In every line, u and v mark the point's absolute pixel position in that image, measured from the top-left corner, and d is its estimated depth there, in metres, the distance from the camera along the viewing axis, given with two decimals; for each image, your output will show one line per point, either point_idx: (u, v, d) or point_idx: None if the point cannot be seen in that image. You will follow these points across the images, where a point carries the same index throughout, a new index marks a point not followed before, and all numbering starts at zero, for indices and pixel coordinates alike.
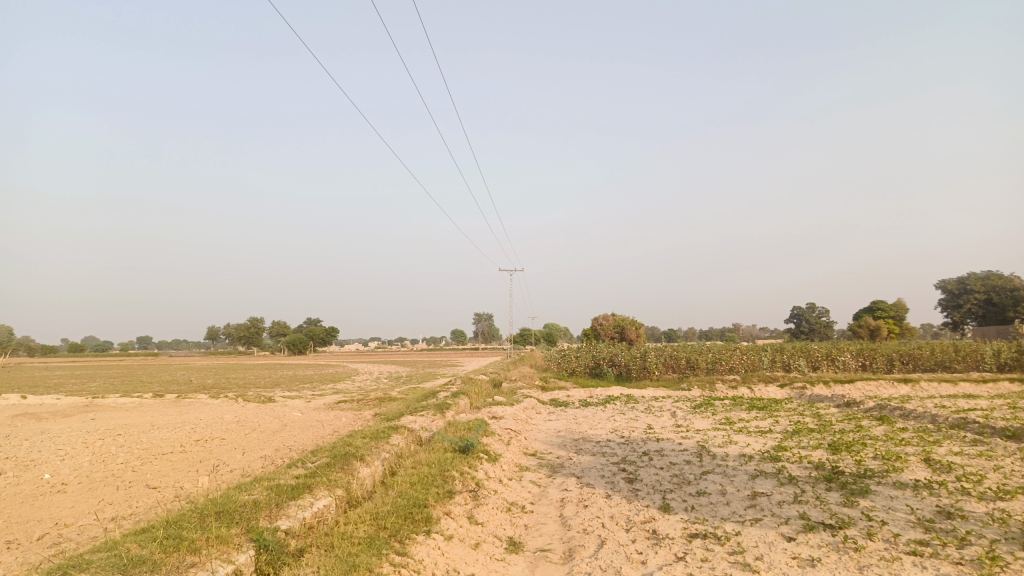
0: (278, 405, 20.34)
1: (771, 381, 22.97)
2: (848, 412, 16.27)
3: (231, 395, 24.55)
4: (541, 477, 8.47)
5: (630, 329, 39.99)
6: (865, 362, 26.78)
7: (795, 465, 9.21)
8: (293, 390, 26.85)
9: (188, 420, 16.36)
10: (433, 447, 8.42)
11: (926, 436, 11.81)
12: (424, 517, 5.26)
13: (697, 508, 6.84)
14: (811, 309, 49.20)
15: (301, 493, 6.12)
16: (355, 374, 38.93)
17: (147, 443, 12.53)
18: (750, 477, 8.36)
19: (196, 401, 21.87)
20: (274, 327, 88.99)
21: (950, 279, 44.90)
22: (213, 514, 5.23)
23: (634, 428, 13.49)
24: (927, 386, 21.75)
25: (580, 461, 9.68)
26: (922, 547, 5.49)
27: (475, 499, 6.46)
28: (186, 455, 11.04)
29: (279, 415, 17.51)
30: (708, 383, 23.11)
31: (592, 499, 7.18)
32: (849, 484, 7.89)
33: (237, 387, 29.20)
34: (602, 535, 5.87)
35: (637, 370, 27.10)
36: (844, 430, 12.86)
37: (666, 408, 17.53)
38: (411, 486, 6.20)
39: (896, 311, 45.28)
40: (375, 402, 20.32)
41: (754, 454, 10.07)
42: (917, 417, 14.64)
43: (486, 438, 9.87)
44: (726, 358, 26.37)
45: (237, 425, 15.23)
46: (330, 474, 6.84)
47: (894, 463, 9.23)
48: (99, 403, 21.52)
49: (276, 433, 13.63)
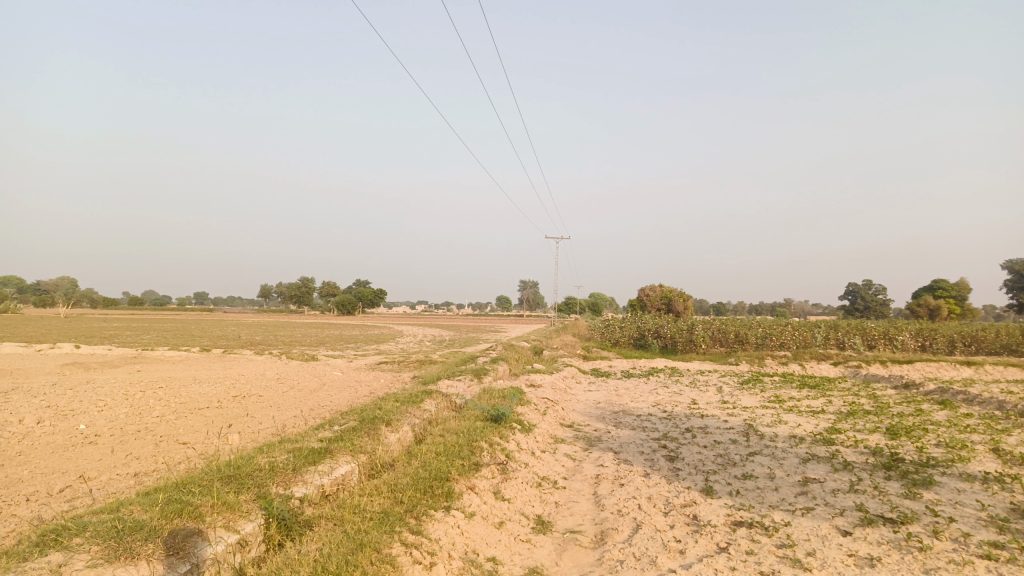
0: (320, 364, 20.44)
1: (824, 358, 22.12)
2: (906, 394, 15.45)
3: (275, 352, 24.83)
4: (576, 451, 8.08)
5: (677, 300, 39.12)
6: (925, 343, 25.55)
7: (850, 449, 8.60)
8: (337, 350, 27.08)
9: (229, 375, 16.49)
10: (465, 414, 8.08)
11: (994, 424, 11.00)
12: (445, 492, 4.90)
13: (742, 493, 6.36)
14: (867, 287, 47.51)
15: (322, 459, 5.84)
16: (400, 336, 39.13)
17: (185, 398, 12.57)
18: (800, 461, 7.81)
19: (240, 358, 22.16)
20: (324, 287, 90.51)
21: (1019, 259, 42.67)
22: (226, 477, 4.98)
23: (677, 402, 12.98)
24: (992, 370, 20.61)
25: (618, 436, 9.25)
26: (996, 550, 4.90)
27: (504, 472, 6.09)
28: (221, 411, 10.99)
29: (318, 374, 17.53)
30: (756, 359, 22.37)
31: (629, 478, 6.76)
32: (911, 473, 7.28)
33: (283, 344, 29.58)
34: (637, 518, 5.43)
35: (683, 343, 26.48)
36: (902, 414, 12.13)
37: (712, 383, 16.95)
38: (436, 457, 5.85)
39: (959, 291, 43.33)
40: (416, 365, 20.22)
41: (805, 436, 9.48)
42: (982, 402, 13.77)
43: (522, 407, 9.50)
44: (776, 334, 25.47)
45: (276, 382, 15.27)
46: (355, 440, 6.55)
47: (959, 453, 8.54)
48: (147, 355, 21.96)
49: (313, 392, 13.57)
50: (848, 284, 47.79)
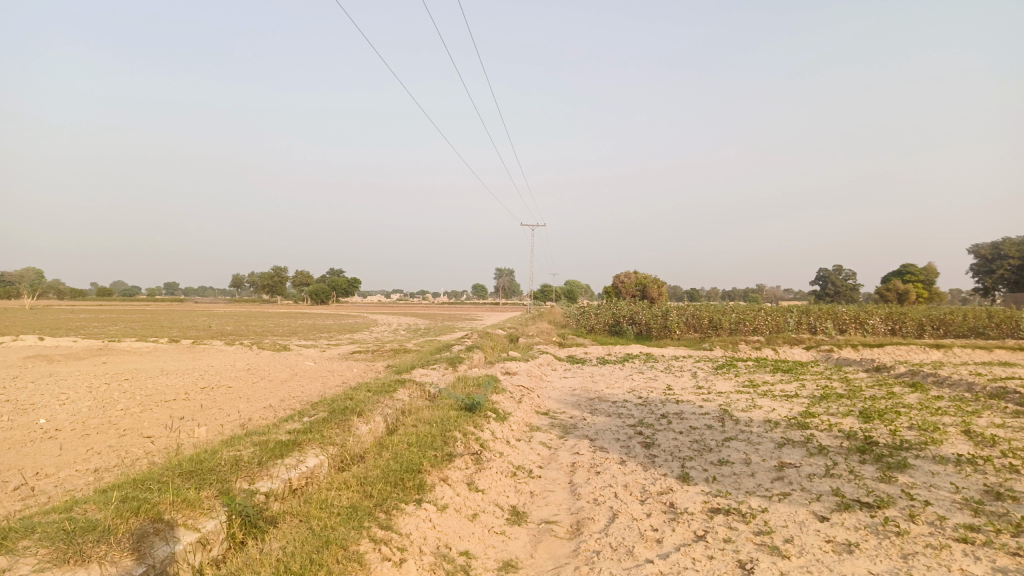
0: (292, 354, 20.14)
1: (796, 343, 22.30)
2: (878, 377, 15.62)
3: (246, 342, 24.44)
4: (552, 439, 7.97)
5: (652, 286, 39.25)
6: (895, 327, 25.90)
7: (825, 434, 8.60)
8: (310, 339, 26.75)
9: (198, 366, 16.16)
10: (438, 404, 7.93)
11: (964, 406, 11.12)
12: (417, 485, 4.75)
13: (719, 479, 6.29)
14: (837, 272, 48.13)
15: (289, 452, 5.66)
16: (373, 325, 38.80)
17: (152, 390, 12.24)
18: (776, 445, 7.78)
19: (210, 348, 21.75)
20: (297, 276, 89.53)
21: (984, 244, 43.47)
22: (187, 473, 4.78)
23: (653, 388, 12.95)
24: (960, 353, 20.94)
25: (594, 423, 9.16)
26: (973, 533, 4.88)
27: (478, 462, 5.96)
28: (188, 403, 10.71)
29: (290, 364, 17.25)
30: (730, 344, 22.51)
31: (604, 465, 6.67)
32: (885, 457, 7.28)
33: (254, 334, 29.12)
34: (614, 507, 5.34)
35: (658, 329, 26.58)
36: (875, 397, 12.21)
37: (687, 368, 16.96)
38: (408, 447, 5.70)
39: (926, 275, 44.03)
40: (390, 354, 20.01)
41: (780, 421, 9.47)
42: (952, 384, 13.95)
43: (497, 396, 9.36)
44: (749, 319, 25.65)
45: (246, 373, 14.99)
46: (325, 431, 6.37)
47: (932, 435, 8.59)
48: (114, 347, 21.45)
49: (284, 383, 13.31)
50: (819, 270, 48.33)
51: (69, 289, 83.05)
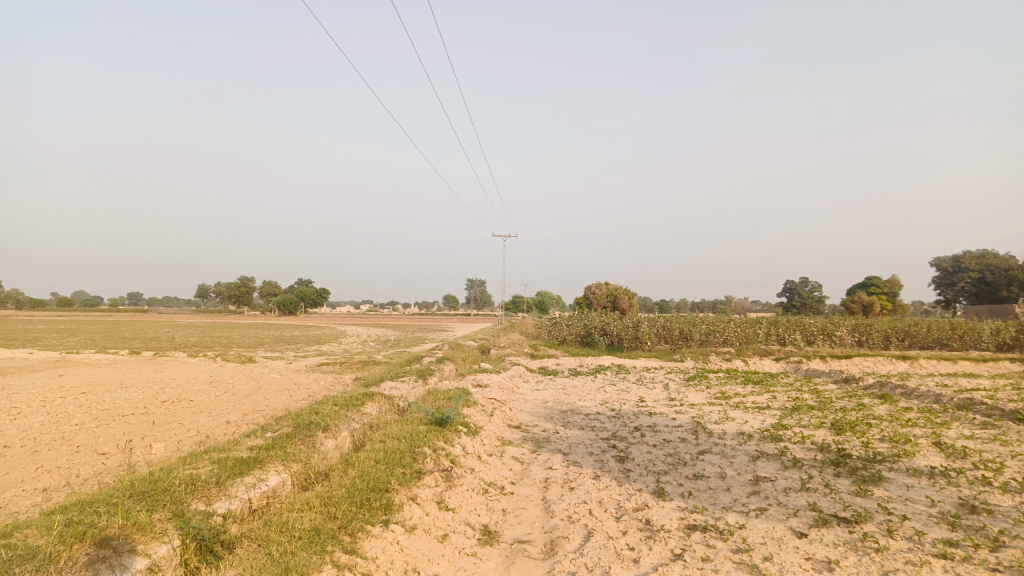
0: (258, 366, 19.70)
1: (766, 354, 22.41)
2: (847, 388, 15.70)
3: (211, 353, 23.87)
4: (524, 453, 7.80)
5: (622, 298, 39.36)
6: (862, 338, 26.20)
7: (799, 446, 8.54)
8: (277, 351, 26.24)
9: (160, 379, 15.68)
10: (407, 418, 7.71)
11: (934, 418, 11.18)
12: (383, 504, 4.54)
13: (694, 495, 6.17)
14: (804, 284, 48.78)
15: (250, 471, 5.41)
16: (342, 336, 38.31)
17: (109, 403, 11.81)
18: (750, 459, 7.70)
19: (172, 361, 21.16)
20: (264, 287, 88.30)
21: (945, 257, 44.41)
22: (139, 494, 4.52)
23: (626, 400, 12.85)
24: (926, 364, 21.22)
25: (567, 436, 9.00)
26: (951, 549, 4.81)
27: (449, 479, 5.77)
28: (148, 417, 10.34)
29: (255, 376, 16.83)
30: (701, 355, 22.55)
31: (578, 481, 6.51)
32: (860, 470, 7.23)
33: (219, 346, 28.47)
34: (589, 525, 5.18)
35: (629, 340, 26.56)
36: (846, 409, 12.23)
37: (659, 380, 16.89)
38: (375, 464, 5.48)
39: (890, 287, 44.81)
40: (359, 366, 19.66)
41: (753, 433, 9.41)
42: (921, 396, 14.06)
43: (468, 409, 9.16)
44: (719, 330, 25.76)
45: (209, 386, 14.56)
46: (288, 448, 6.12)
47: (904, 447, 8.59)
48: (72, 359, 20.79)
49: (249, 396, 12.95)
50: (786, 282, 48.94)
51: (29, 299, 80.84)
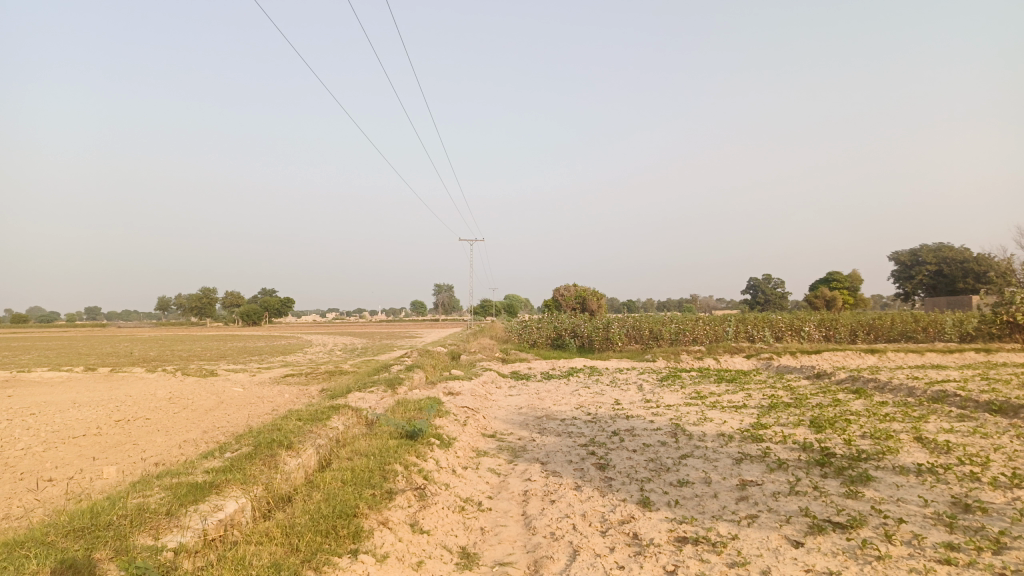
0: (220, 380, 19.04)
1: (737, 352, 22.39)
2: (820, 383, 15.69)
3: (170, 368, 23.07)
4: (501, 464, 7.45)
5: (591, 299, 39.24)
6: (828, 333, 26.38)
7: (781, 446, 8.33)
8: (240, 363, 25.53)
9: (115, 396, 15.00)
10: (376, 432, 7.30)
11: (911, 412, 11.12)
12: (352, 532, 4.15)
13: (682, 503, 5.87)
14: (767, 281, 49.27)
15: (205, 498, 4.98)
16: (308, 345, 37.54)
17: (59, 425, 11.18)
18: (733, 462, 7.44)
19: (129, 376, 20.37)
20: (227, 298, 86.74)
21: (903, 251, 45.19)
22: (77, 531, 4.07)
23: (601, 403, 12.57)
24: (894, 357, 21.39)
25: (544, 444, 8.67)
26: (954, 553, 4.57)
27: (422, 498, 5.39)
28: (100, 439, 9.77)
29: (217, 390, 16.22)
30: (673, 354, 22.47)
31: (559, 493, 6.18)
32: (847, 469, 7.03)
33: (180, 359, 27.59)
34: (574, 542, 4.85)
35: (599, 342, 26.40)
36: (822, 405, 12.11)
37: (632, 381, 16.63)
38: (342, 485, 5.09)
39: (851, 282, 45.49)
40: (325, 376, 19.12)
41: (733, 434, 9.19)
42: (894, 389, 14.07)
43: (440, 419, 8.77)
44: (689, 329, 25.71)
45: (167, 403, 13.94)
46: (247, 470, 5.69)
47: (887, 444, 8.44)
48: (23, 377, 19.90)
49: (210, 412, 12.40)
50: (749, 279, 49.37)
51: None
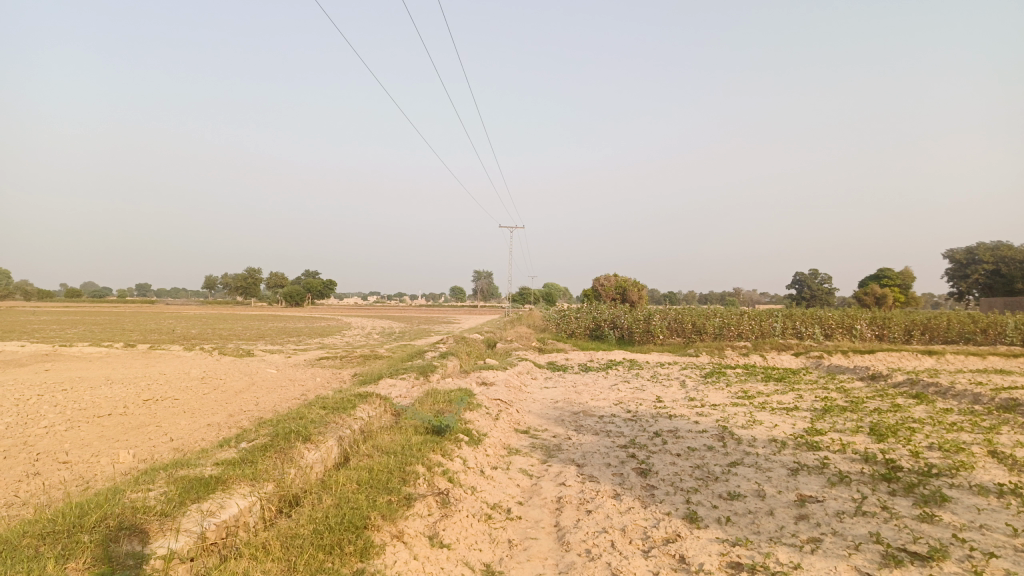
0: (255, 360, 18.87)
1: (785, 349, 21.47)
2: (876, 386, 14.79)
3: (207, 347, 23.06)
4: (533, 465, 6.92)
5: (632, 290, 38.42)
6: (881, 332, 25.15)
7: (840, 456, 7.63)
8: (277, 344, 25.49)
9: (148, 375, 14.89)
10: (400, 426, 6.83)
11: (980, 421, 10.26)
12: (359, 549, 3.68)
13: (734, 521, 5.27)
14: (813, 275, 47.68)
15: (209, 496, 4.56)
16: (347, 328, 37.59)
17: (87, 402, 11.01)
18: (789, 473, 6.79)
19: (167, 354, 20.38)
20: (271, 278, 87.97)
21: (959, 249, 43.24)
22: (58, 532, 3.67)
23: (641, 400, 11.93)
24: (953, 360, 20.25)
25: (580, 443, 8.11)
26: None
27: (444, 505, 4.88)
28: (124, 419, 9.52)
29: (249, 372, 16.01)
30: (716, 349, 21.66)
31: (597, 502, 5.63)
32: (917, 487, 6.32)
33: (218, 338, 27.73)
34: (612, 564, 4.29)
35: (640, 334, 25.70)
36: (880, 410, 11.28)
37: (674, 377, 15.96)
38: (357, 489, 4.62)
39: (903, 279, 43.70)
40: (359, 361, 18.79)
41: (786, 440, 8.48)
42: (957, 395, 13.14)
43: (471, 414, 8.27)
44: (734, 323, 24.80)
45: (198, 382, 13.75)
46: (259, 464, 5.24)
47: (958, 458, 7.65)
48: (63, 352, 20.03)
49: (239, 394, 12.13)
50: (795, 273, 47.81)
51: (35, 287, 80.64)
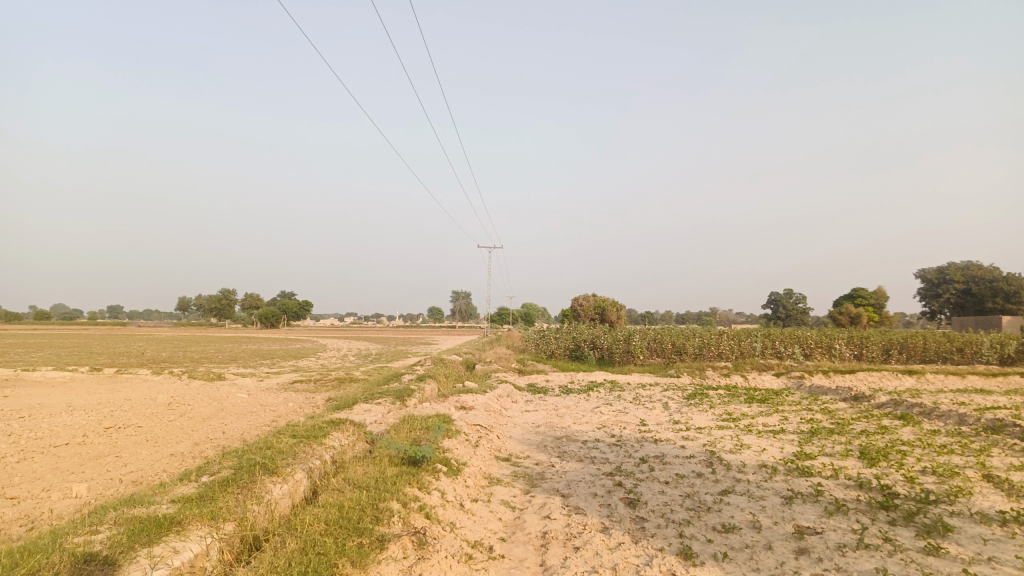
0: (225, 384, 18.26)
1: (766, 369, 21.29)
2: (860, 407, 14.63)
3: (176, 370, 22.33)
4: (516, 496, 6.54)
5: (610, 310, 38.26)
6: (859, 351, 25.13)
7: (833, 482, 7.35)
8: (249, 367, 24.81)
9: (112, 400, 14.27)
10: (374, 457, 6.43)
11: (969, 443, 10.06)
12: None
13: (731, 557, 4.94)
14: (789, 295, 47.93)
15: (161, 539, 4.14)
16: (322, 350, 36.87)
17: (44, 431, 10.44)
18: (783, 501, 6.49)
19: (134, 378, 19.68)
20: (246, 300, 86.64)
21: (930, 268, 43.77)
22: None
23: (625, 424, 11.59)
24: (933, 379, 20.21)
25: (564, 471, 7.76)
26: None
27: (421, 546, 4.51)
28: (81, 449, 8.98)
29: (219, 396, 15.43)
30: (697, 370, 21.43)
31: (587, 537, 5.28)
32: (918, 515, 6.04)
33: (189, 361, 26.98)
34: None
35: (620, 355, 25.43)
36: (867, 432, 11.06)
37: (656, 399, 15.65)
38: (325, 530, 4.23)
39: (877, 299, 44.04)
40: (334, 384, 18.26)
41: (777, 465, 8.19)
42: (942, 416, 12.98)
43: (449, 441, 7.88)
44: (714, 343, 24.64)
45: (165, 408, 13.18)
46: (218, 502, 4.81)
47: (955, 483, 7.41)
48: (24, 377, 19.23)
49: (206, 421, 11.60)
50: (771, 293, 48.00)
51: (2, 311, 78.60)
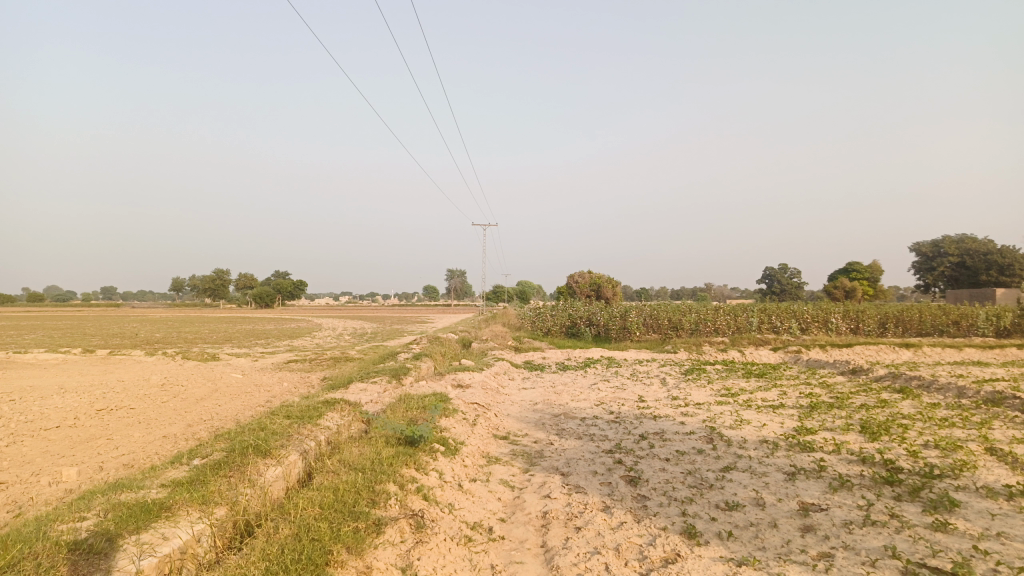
0: (220, 365, 18.11)
1: (762, 344, 21.23)
2: (858, 381, 14.57)
3: (170, 351, 22.16)
4: (515, 476, 6.43)
5: (606, 286, 38.15)
6: (856, 325, 25.03)
7: (836, 458, 7.25)
8: (244, 347, 24.66)
9: (105, 382, 14.13)
10: (370, 437, 6.29)
11: (970, 416, 9.99)
12: None
13: (736, 536, 4.83)
14: (783, 270, 47.90)
15: (151, 525, 3.99)
16: (318, 329, 36.71)
17: (35, 414, 10.29)
18: (786, 477, 6.39)
19: (127, 359, 19.47)
20: (240, 280, 86.25)
21: (924, 242, 43.75)
22: None
23: (623, 400, 11.49)
24: (930, 352, 20.18)
25: (563, 448, 7.65)
26: None
27: (419, 529, 4.38)
28: (73, 432, 8.84)
29: (214, 377, 15.29)
30: (694, 345, 21.36)
31: (588, 517, 5.16)
32: (923, 490, 5.95)
33: (184, 342, 26.78)
34: None
35: (617, 331, 25.34)
36: (868, 406, 10.98)
37: (654, 375, 15.56)
38: (320, 514, 4.10)
39: (872, 273, 44.01)
40: (329, 364, 18.15)
41: (778, 441, 8.09)
42: (941, 388, 12.92)
43: (446, 420, 7.75)
44: (710, 319, 24.55)
45: (158, 389, 13.04)
46: (209, 486, 4.67)
47: (959, 457, 7.32)
48: (16, 359, 19.04)
49: (200, 402, 11.46)
50: (766, 268, 47.96)
51: None
